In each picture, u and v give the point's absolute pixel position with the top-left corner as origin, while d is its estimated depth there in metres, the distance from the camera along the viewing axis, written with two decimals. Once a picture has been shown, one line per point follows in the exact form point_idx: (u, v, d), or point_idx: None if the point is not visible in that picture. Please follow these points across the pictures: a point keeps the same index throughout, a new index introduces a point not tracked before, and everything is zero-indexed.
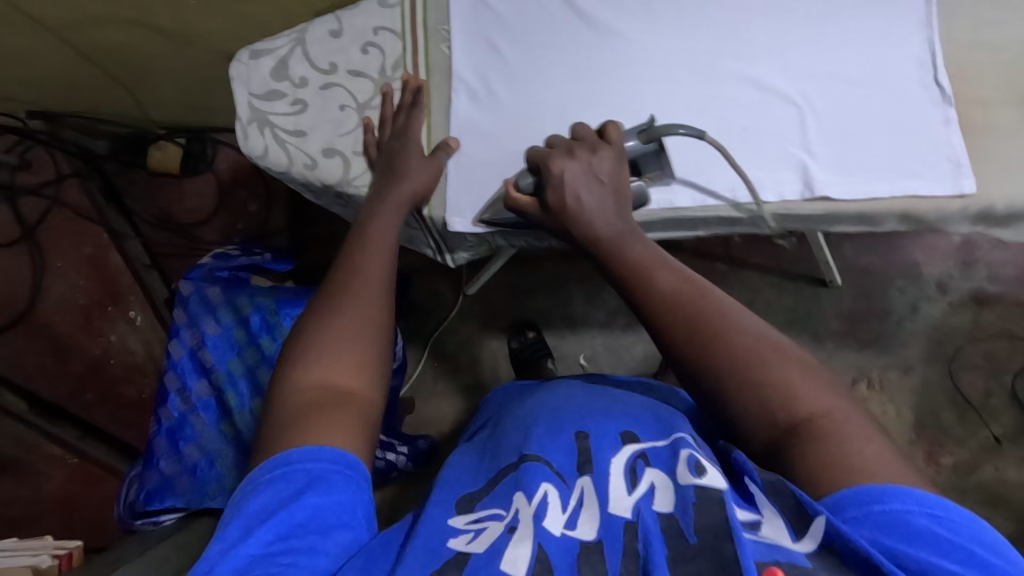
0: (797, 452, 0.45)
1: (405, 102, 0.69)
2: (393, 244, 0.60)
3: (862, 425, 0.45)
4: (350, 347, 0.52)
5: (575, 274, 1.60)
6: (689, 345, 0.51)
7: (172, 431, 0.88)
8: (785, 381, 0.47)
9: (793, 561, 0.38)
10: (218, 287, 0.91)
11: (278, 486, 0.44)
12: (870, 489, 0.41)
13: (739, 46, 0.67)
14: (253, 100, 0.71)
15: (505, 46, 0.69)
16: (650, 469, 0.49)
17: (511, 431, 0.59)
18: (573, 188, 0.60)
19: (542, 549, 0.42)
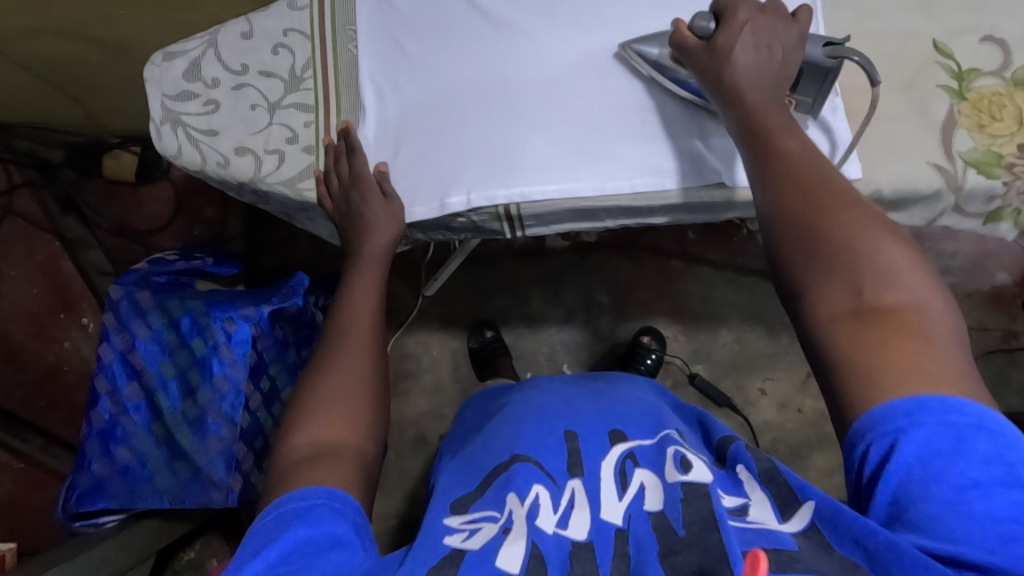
0: (867, 332, 0.47)
1: (338, 149, 0.70)
2: (370, 302, 0.67)
3: (941, 335, 0.46)
4: (332, 410, 0.57)
5: (534, 273, 1.62)
6: (815, 219, 0.52)
7: (102, 433, 0.88)
8: (883, 256, 0.49)
9: (781, 545, 0.45)
10: (149, 290, 0.92)
11: (274, 524, 0.48)
12: (898, 400, 0.44)
13: (636, 40, 0.69)
14: (166, 101, 0.72)
15: (411, 46, 0.71)
16: (638, 469, 0.58)
17: (491, 443, 0.65)
18: (742, 40, 0.59)
19: (536, 546, 0.50)
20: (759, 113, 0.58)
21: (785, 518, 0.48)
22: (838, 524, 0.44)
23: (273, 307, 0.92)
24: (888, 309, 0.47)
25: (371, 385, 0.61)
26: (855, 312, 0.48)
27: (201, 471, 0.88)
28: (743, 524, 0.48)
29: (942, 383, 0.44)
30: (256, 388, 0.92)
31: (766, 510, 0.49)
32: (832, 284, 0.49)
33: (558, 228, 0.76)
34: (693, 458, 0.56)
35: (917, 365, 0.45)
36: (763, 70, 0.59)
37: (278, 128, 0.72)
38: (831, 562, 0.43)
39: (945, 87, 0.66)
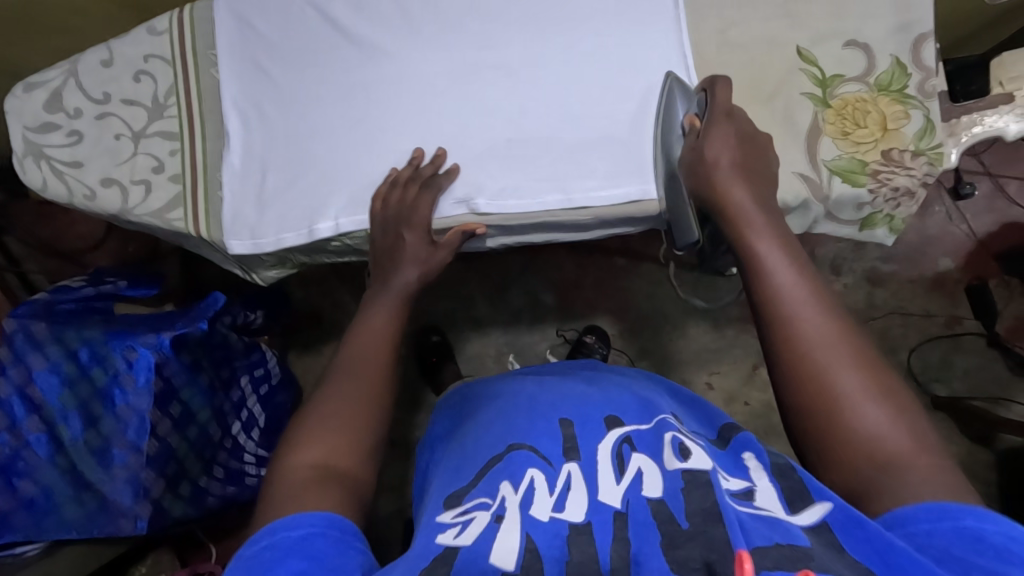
0: (868, 485, 0.43)
1: (405, 177, 0.67)
2: (386, 331, 0.64)
3: (937, 472, 0.42)
4: (341, 436, 0.55)
5: (478, 275, 1.62)
6: (779, 348, 0.49)
7: (3, 467, 0.87)
8: (879, 406, 0.45)
9: (793, 541, 0.39)
10: (46, 321, 0.90)
11: (263, 557, 0.44)
12: (905, 506, 0.41)
13: (497, 58, 0.68)
14: (28, 133, 0.71)
15: (275, 70, 0.70)
16: (635, 454, 0.52)
17: (482, 438, 0.59)
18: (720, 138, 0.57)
19: (530, 540, 0.44)
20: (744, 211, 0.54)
21: (793, 510, 0.42)
22: (856, 527, 0.40)
23: (174, 334, 0.90)
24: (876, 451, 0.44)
25: (378, 416, 0.59)
26: (850, 454, 0.44)
27: (108, 500, 0.89)
28: (751, 510, 0.42)
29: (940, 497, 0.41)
30: (164, 414, 0.91)
31: (772, 497, 0.44)
32: (825, 431, 0.46)
33: None
34: (691, 446, 0.51)
35: (904, 490, 0.42)
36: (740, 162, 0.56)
37: (143, 157, 0.71)
38: (841, 561, 0.37)
39: (809, 95, 0.65)
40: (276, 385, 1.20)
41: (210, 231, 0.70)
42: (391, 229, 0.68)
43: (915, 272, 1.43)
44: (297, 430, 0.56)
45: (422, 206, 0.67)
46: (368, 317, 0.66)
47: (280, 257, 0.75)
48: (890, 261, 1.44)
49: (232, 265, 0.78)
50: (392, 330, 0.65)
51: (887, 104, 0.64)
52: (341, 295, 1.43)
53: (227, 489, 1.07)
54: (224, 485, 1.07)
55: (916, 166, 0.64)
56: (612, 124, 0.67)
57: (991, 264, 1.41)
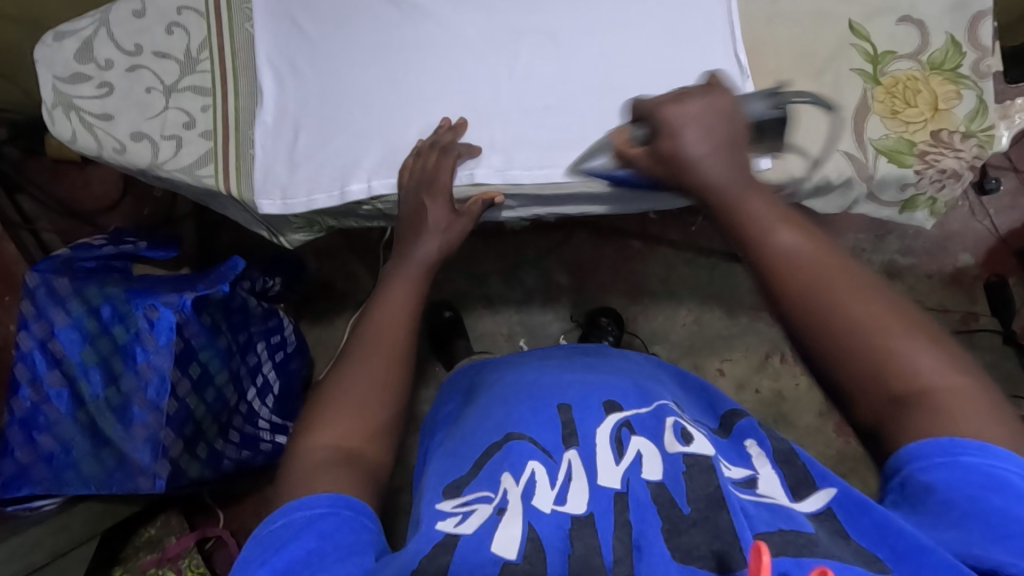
0: (903, 430, 0.43)
1: (433, 142, 0.66)
2: (409, 306, 0.64)
3: (986, 415, 0.41)
4: (360, 416, 0.55)
5: (492, 252, 1.61)
6: (797, 314, 0.48)
7: (25, 421, 0.88)
8: (903, 355, 0.44)
9: (798, 528, 0.41)
10: (68, 277, 0.89)
11: (280, 532, 0.45)
12: (920, 443, 0.41)
13: (539, 22, 0.67)
14: (58, 83, 0.69)
15: (312, 27, 0.69)
16: (634, 437, 0.53)
17: (482, 427, 0.60)
18: (687, 132, 0.55)
19: (533, 529, 0.44)
20: (732, 184, 0.53)
21: (796, 498, 0.45)
22: (863, 515, 0.41)
23: (196, 295, 0.90)
24: (905, 390, 0.43)
25: (394, 396, 0.58)
26: (874, 401, 0.45)
27: (127, 458, 0.89)
28: (755, 498, 0.45)
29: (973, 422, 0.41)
30: (183, 374, 0.91)
31: (776, 486, 0.46)
32: (848, 381, 0.46)
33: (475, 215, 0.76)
34: (692, 431, 0.53)
35: (940, 421, 0.41)
36: (717, 133, 0.54)
37: (175, 112, 0.70)
38: (848, 550, 0.39)
39: (858, 71, 0.64)
40: (290, 353, 1.20)
41: (242, 189, 0.69)
42: (412, 196, 0.67)
43: (933, 266, 1.42)
44: (315, 410, 0.56)
45: (441, 175, 0.66)
46: (387, 295, 0.65)
47: (308, 220, 0.75)
48: (910, 253, 1.43)
49: (260, 227, 0.78)
50: (413, 306, 0.64)
51: (939, 83, 0.63)
52: (356, 268, 1.43)
53: (241, 453, 1.07)
54: (239, 449, 1.07)
55: (965, 149, 0.62)
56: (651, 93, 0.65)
57: (1011, 260, 1.40)
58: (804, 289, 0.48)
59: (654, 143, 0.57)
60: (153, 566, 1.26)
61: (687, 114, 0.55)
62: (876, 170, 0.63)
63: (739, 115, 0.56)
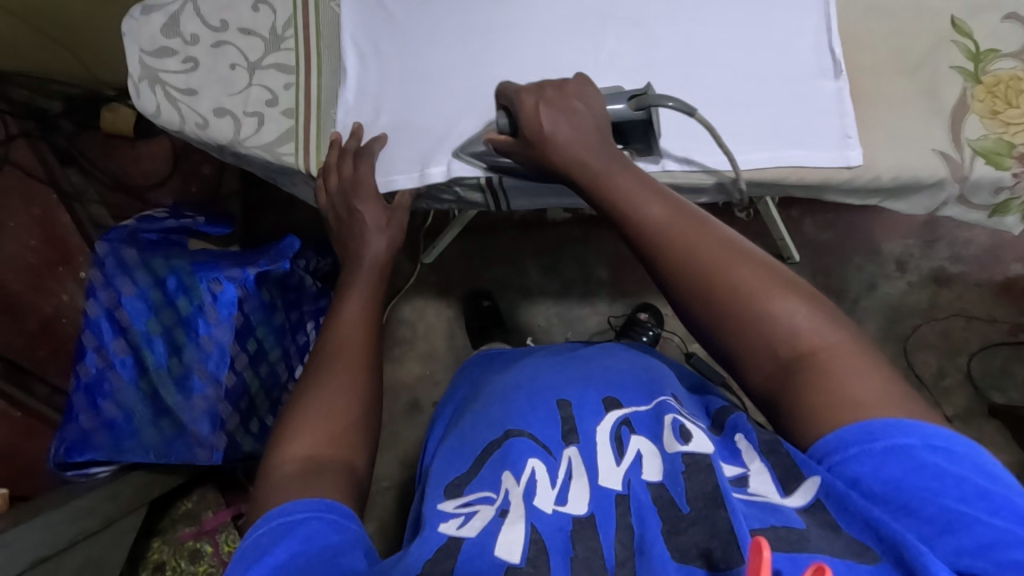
0: (794, 396, 0.44)
1: (349, 148, 0.67)
2: (364, 321, 0.61)
3: (861, 362, 0.43)
4: (324, 422, 0.52)
5: (531, 243, 1.61)
6: (682, 286, 0.49)
7: (90, 387, 0.90)
8: (776, 316, 0.45)
9: (788, 524, 0.39)
10: (136, 249, 0.91)
11: (258, 542, 0.44)
12: (846, 430, 0.41)
13: (628, 7, 0.65)
14: (145, 57, 0.70)
15: (392, 8, 0.69)
16: (634, 437, 0.52)
17: (483, 421, 0.59)
18: (548, 115, 0.56)
19: (536, 531, 0.44)
20: (607, 174, 0.53)
21: (787, 492, 0.42)
22: (847, 506, 0.39)
23: (258, 270, 0.91)
24: (791, 352, 0.45)
25: (367, 399, 0.56)
26: (772, 368, 0.45)
27: (185, 429, 0.89)
28: (746, 496, 0.42)
29: (863, 382, 0.42)
30: (242, 349, 0.92)
31: (767, 482, 0.43)
32: (736, 348, 0.47)
33: (549, 202, 0.76)
34: (692, 429, 0.50)
35: (827, 385, 0.43)
36: (582, 125, 0.55)
37: (257, 89, 0.70)
38: (837, 541, 0.38)
39: (958, 68, 0.62)
40: None
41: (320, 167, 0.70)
42: (344, 201, 0.67)
43: (984, 275, 1.46)
44: (285, 421, 0.53)
45: (366, 172, 0.67)
46: (343, 302, 0.62)
47: None
48: (960, 261, 1.47)
49: None
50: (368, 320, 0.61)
51: None
52: None
53: None
54: None
55: None
56: (741, 82, 0.64)
57: None
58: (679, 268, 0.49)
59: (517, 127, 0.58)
60: (191, 538, 1.26)
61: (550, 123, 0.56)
62: (970, 173, 0.61)
63: (593, 96, 0.57)
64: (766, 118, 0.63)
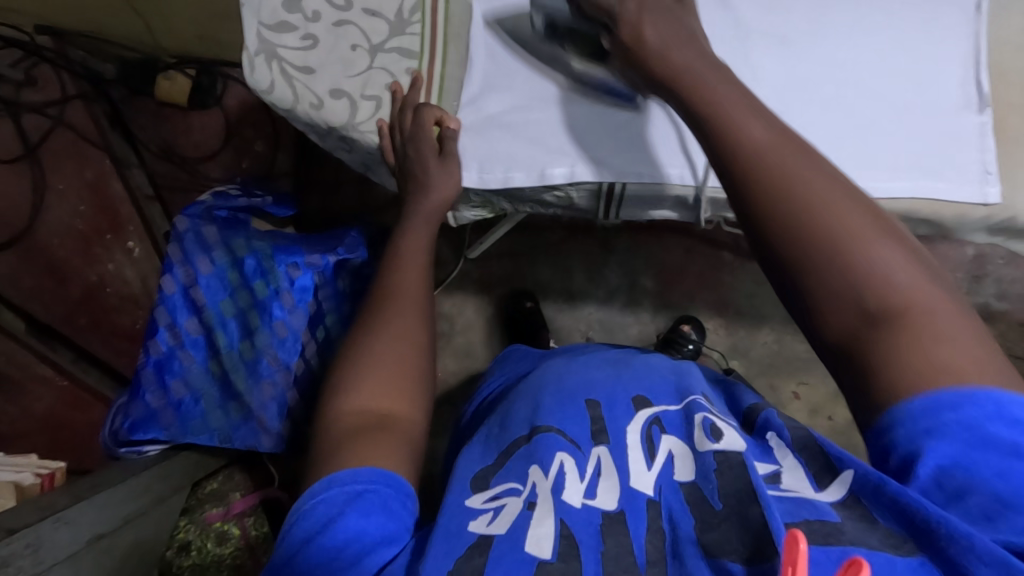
0: (884, 359, 0.38)
1: (410, 102, 0.66)
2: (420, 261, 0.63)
3: (964, 334, 0.38)
4: (381, 376, 0.53)
5: (580, 247, 1.58)
6: (776, 222, 0.42)
7: (160, 364, 0.87)
8: (879, 266, 0.39)
9: (822, 517, 0.40)
10: (214, 225, 0.89)
11: (323, 509, 0.44)
12: (916, 404, 0.37)
13: (771, 24, 0.65)
14: (263, 30, 0.67)
15: (526, 4, 0.68)
16: (665, 436, 0.53)
17: (515, 416, 0.60)
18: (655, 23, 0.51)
19: (565, 525, 0.46)
20: (713, 85, 0.47)
21: (821, 486, 0.43)
22: (879, 493, 0.38)
23: (338, 257, 0.90)
24: (886, 311, 0.39)
25: (417, 352, 0.57)
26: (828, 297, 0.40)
27: (253, 414, 0.88)
28: (779, 492, 0.43)
29: (958, 335, 0.38)
30: (313, 337, 0.90)
31: (801, 478, 0.44)
32: (822, 297, 0.41)
33: (654, 215, 0.74)
34: (724, 427, 0.51)
35: (928, 349, 0.37)
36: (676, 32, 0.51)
37: (378, 72, 0.68)
38: (875, 534, 0.38)
39: None
40: None
41: None
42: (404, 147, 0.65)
43: None
44: (342, 376, 0.54)
45: (424, 133, 0.64)
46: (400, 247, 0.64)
47: (486, 200, 0.73)
48: (1005, 298, 1.48)
49: None
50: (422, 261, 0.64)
51: None
52: None
53: None
54: None
55: None
56: (882, 111, 0.63)
57: None
58: (765, 192, 0.43)
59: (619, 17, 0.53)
60: (219, 520, 1.09)
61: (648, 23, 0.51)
62: None
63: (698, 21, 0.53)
64: (904, 148, 0.62)
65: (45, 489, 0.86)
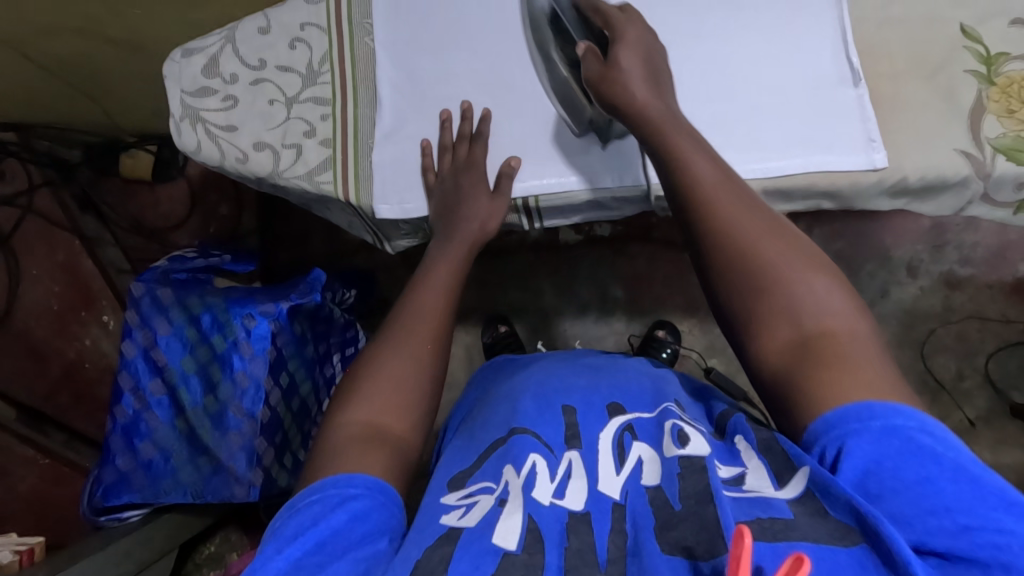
0: (801, 371, 0.48)
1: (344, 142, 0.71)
2: (445, 292, 0.66)
3: (866, 352, 0.47)
4: (391, 398, 0.57)
5: (548, 267, 1.62)
6: (721, 262, 0.54)
7: (127, 428, 0.90)
8: (797, 298, 0.50)
9: (774, 514, 0.43)
10: (170, 288, 0.93)
11: (314, 508, 0.48)
12: (850, 405, 0.45)
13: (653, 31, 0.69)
14: (185, 97, 0.72)
15: (426, 39, 0.71)
16: (636, 442, 0.57)
17: (489, 421, 0.64)
18: (631, 78, 0.61)
19: (532, 520, 0.47)
20: (671, 126, 0.59)
21: (780, 485, 0.46)
22: (831, 493, 0.42)
23: (291, 303, 0.92)
24: (808, 334, 0.49)
25: (427, 373, 0.60)
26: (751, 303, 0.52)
27: (222, 465, 0.88)
28: (738, 494, 0.46)
29: (858, 351, 0.47)
30: (276, 383, 0.92)
31: (762, 477, 0.47)
32: (756, 321, 0.51)
33: (575, 221, 0.77)
34: (691, 432, 0.54)
35: (834, 363, 0.47)
36: (653, 80, 0.62)
37: (295, 122, 0.72)
38: (823, 527, 0.42)
39: (973, 72, 0.65)
40: None
41: (359, 196, 0.71)
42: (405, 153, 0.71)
43: (994, 277, 1.47)
44: (348, 390, 0.58)
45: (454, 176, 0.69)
46: (427, 273, 0.67)
47: (416, 228, 0.76)
48: (968, 265, 1.48)
49: (364, 233, 0.78)
50: (446, 293, 0.66)
51: None
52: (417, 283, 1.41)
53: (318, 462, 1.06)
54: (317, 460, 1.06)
55: None
56: (767, 96, 0.67)
57: None
58: (711, 224, 0.55)
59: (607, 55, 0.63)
60: None
61: (629, 43, 0.63)
62: (974, 180, 0.65)
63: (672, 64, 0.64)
64: (795, 128, 0.66)
65: (24, 565, 0.87)
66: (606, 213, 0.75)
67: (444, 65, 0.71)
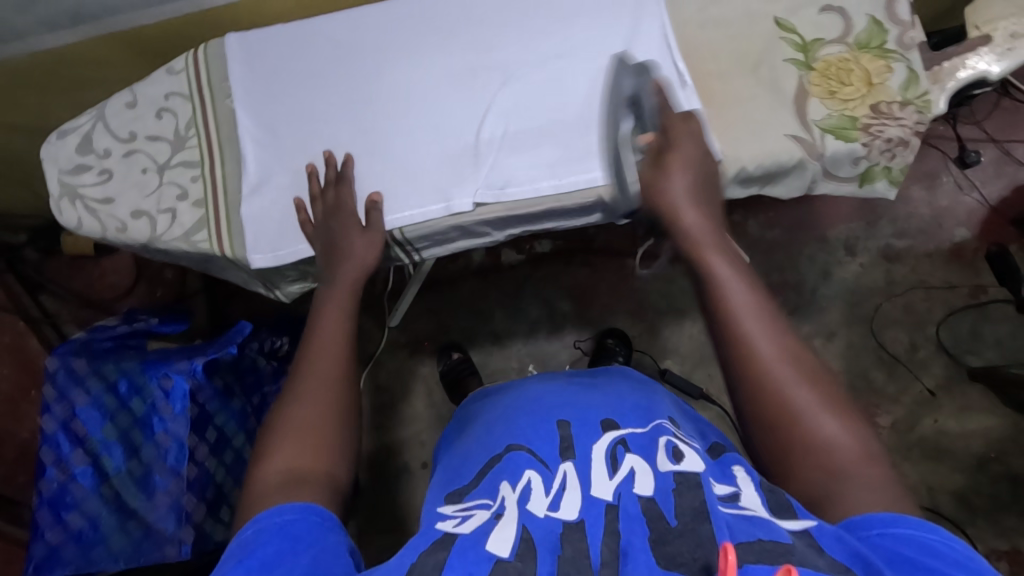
0: (788, 468, 0.52)
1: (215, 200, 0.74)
2: (333, 336, 0.65)
3: (871, 490, 0.48)
4: (302, 442, 0.56)
5: (496, 289, 1.62)
6: (728, 358, 0.57)
7: (52, 502, 0.91)
8: (809, 425, 0.52)
9: (775, 538, 0.42)
10: (86, 358, 0.95)
11: (253, 536, 0.48)
12: (854, 515, 0.47)
13: (491, 59, 0.73)
14: (63, 176, 0.76)
15: (282, 95, 0.75)
16: (629, 454, 0.52)
17: (485, 440, 0.62)
18: (674, 193, 0.63)
19: (525, 530, 0.46)
20: (704, 239, 0.61)
21: (778, 514, 0.45)
22: (835, 539, 0.43)
23: (206, 359, 0.93)
24: (814, 457, 0.51)
25: (334, 412, 0.59)
26: (752, 403, 0.54)
27: (152, 527, 0.90)
28: (736, 510, 0.45)
29: (865, 481, 0.49)
30: (201, 439, 0.93)
31: (755, 499, 0.47)
32: (754, 420, 0.55)
33: (448, 250, 0.79)
34: (685, 449, 0.53)
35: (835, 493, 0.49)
36: (706, 187, 0.64)
37: (169, 187, 0.75)
38: (821, 559, 0.41)
39: (792, 60, 0.68)
40: None
41: (233, 247, 0.74)
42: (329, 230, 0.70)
43: (931, 244, 1.44)
44: (264, 445, 0.57)
45: (337, 222, 0.70)
46: (319, 321, 0.67)
47: (300, 273, 0.79)
48: (905, 236, 1.45)
49: (256, 284, 0.81)
50: (334, 334, 0.66)
51: (869, 60, 0.67)
52: None
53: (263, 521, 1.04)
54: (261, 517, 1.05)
55: (905, 116, 0.65)
56: (600, 109, 0.70)
57: (1007, 229, 1.42)
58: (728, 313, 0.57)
59: (660, 157, 0.63)
60: None
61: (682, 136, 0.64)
62: (808, 161, 0.67)
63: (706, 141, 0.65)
64: (629, 136, 0.69)
65: None
66: (479, 237, 0.77)
67: (302, 115, 0.74)
